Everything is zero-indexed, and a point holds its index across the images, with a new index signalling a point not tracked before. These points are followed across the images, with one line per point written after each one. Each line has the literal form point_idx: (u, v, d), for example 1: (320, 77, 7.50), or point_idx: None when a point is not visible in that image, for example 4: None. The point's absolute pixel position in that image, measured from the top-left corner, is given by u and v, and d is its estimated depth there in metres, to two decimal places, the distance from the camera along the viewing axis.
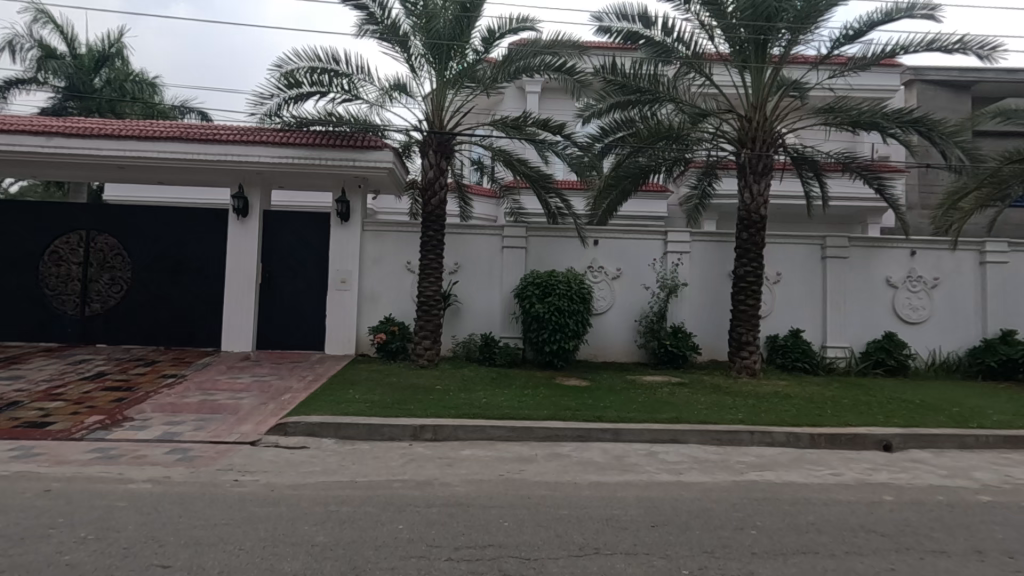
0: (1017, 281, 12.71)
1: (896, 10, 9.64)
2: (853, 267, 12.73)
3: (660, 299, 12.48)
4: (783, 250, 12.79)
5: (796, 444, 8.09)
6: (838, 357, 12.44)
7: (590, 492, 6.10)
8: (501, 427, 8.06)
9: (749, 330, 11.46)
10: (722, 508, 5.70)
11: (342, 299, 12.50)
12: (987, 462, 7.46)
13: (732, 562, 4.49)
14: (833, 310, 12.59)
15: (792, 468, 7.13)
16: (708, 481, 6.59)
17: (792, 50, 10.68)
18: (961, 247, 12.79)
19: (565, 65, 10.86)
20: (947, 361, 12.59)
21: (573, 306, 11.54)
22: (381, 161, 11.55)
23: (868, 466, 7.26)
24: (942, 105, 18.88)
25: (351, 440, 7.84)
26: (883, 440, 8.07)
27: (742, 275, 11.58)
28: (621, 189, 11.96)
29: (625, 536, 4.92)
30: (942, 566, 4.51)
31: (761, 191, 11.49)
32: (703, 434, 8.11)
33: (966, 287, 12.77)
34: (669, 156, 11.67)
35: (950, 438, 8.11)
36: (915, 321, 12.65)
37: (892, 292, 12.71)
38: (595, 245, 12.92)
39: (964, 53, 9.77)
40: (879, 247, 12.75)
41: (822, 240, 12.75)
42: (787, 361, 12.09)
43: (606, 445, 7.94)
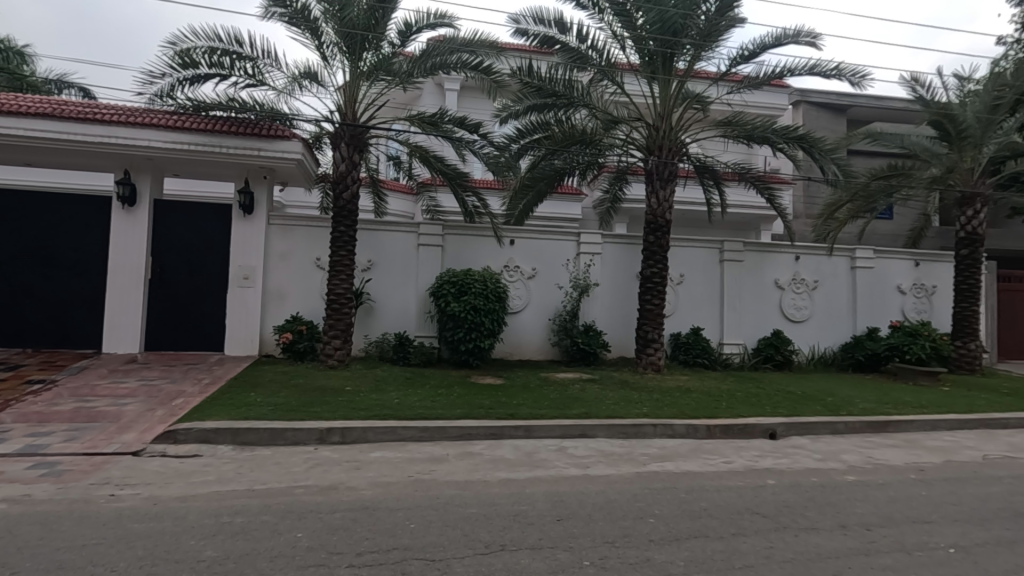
0: (882, 284, 14.34)
1: (784, 35, 10.52)
2: (747, 270, 13.78)
3: (573, 298, 12.86)
4: (686, 253, 13.59)
5: (695, 436, 8.62)
6: (732, 353, 13.43)
7: (499, 489, 6.15)
8: (413, 428, 7.93)
9: (654, 329, 12.06)
10: (624, 499, 5.95)
11: (244, 297, 11.75)
12: (855, 445, 8.34)
13: (631, 550, 4.70)
14: (729, 310, 13.57)
15: (690, 458, 7.59)
16: (613, 473, 6.87)
17: (695, 65, 11.29)
18: (837, 253, 14.22)
19: (481, 64, 10.82)
20: (825, 355, 13.94)
21: (488, 305, 11.56)
22: (289, 151, 10.97)
23: (756, 453, 7.89)
24: (824, 126, 20.93)
25: (250, 446, 7.39)
26: (769, 429, 8.79)
27: (648, 276, 12.17)
28: (537, 190, 12.24)
29: (531, 531, 5.01)
30: (813, 542, 4.98)
31: (667, 197, 12.10)
32: (610, 428, 8.45)
33: (841, 289, 14.21)
34: (583, 160, 12.06)
35: (825, 425, 8.99)
36: (799, 319, 13.92)
37: (780, 293, 13.91)
38: (511, 245, 13.04)
39: (840, 79, 10.86)
40: (769, 252, 13.88)
41: (720, 244, 13.69)
42: (688, 357, 12.89)
43: (518, 442, 8.04)
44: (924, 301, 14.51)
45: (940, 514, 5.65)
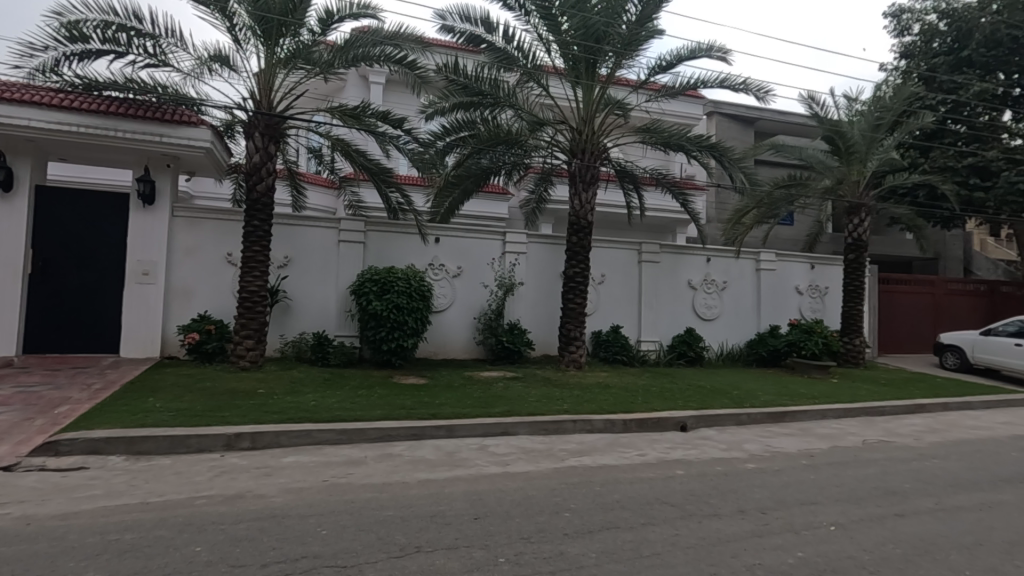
0: (782, 285, 15.52)
1: (698, 49, 11.12)
2: (663, 271, 14.46)
3: (498, 297, 12.96)
4: (607, 253, 14.06)
5: (612, 430, 8.93)
6: (649, 350, 14.05)
7: (417, 490, 6.08)
8: (329, 430, 7.67)
9: (576, 327, 12.38)
10: (542, 495, 6.07)
11: (144, 294, 10.87)
12: (755, 435, 8.97)
13: (546, 545, 4.80)
14: (646, 309, 14.17)
15: (606, 452, 7.87)
16: (532, 470, 6.98)
17: (617, 72, 11.67)
18: (744, 256, 15.23)
19: (406, 59, 10.51)
20: (732, 351, 14.90)
21: (411, 303, 11.37)
22: (196, 139, 10.26)
23: (667, 445, 8.30)
24: (734, 136, 22.32)
25: (147, 455, 6.84)
26: (680, 422, 9.27)
27: (571, 275, 12.47)
28: (463, 188, 12.30)
29: (448, 531, 4.99)
30: (715, 527, 5.31)
31: (589, 199, 12.44)
32: (532, 425, 8.59)
33: (747, 289, 15.23)
34: (509, 160, 12.17)
35: (730, 417, 9.61)
36: (710, 317, 14.79)
37: (692, 293, 14.72)
38: (436, 242, 12.92)
39: (747, 93, 11.62)
40: (684, 254, 14.63)
41: (639, 245, 14.26)
42: (608, 354, 13.35)
43: (439, 442, 7.98)
44: (818, 301, 15.86)
45: (825, 495, 6.20)
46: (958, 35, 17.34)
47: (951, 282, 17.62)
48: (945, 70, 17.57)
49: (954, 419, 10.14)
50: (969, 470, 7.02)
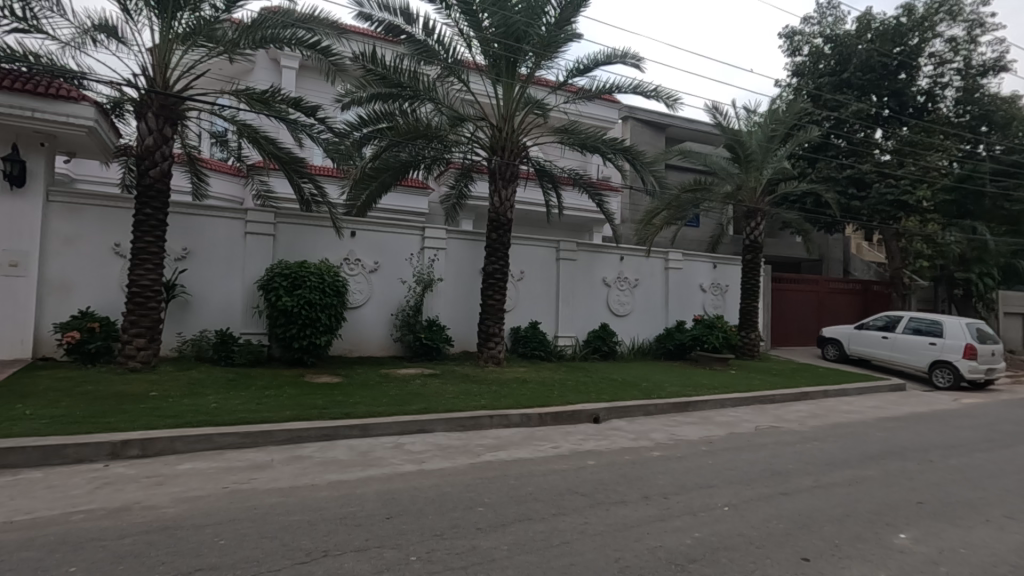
0: (688, 283, 16.51)
1: (614, 55, 11.53)
2: (579, 268, 14.90)
3: (417, 293, 12.79)
4: (525, 250, 14.27)
5: (528, 424, 9.10)
6: (566, 345, 14.45)
7: (327, 492, 5.88)
8: (232, 434, 7.22)
9: (495, 323, 12.48)
10: (456, 491, 6.07)
11: (13, 288, 9.68)
12: (662, 424, 9.49)
13: (458, 540, 4.81)
14: (563, 305, 14.55)
15: (522, 446, 8.00)
16: (448, 466, 6.97)
17: (537, 72, 11.82)
18: (654, 255, 16.04)
19: (320, 44, 10.03)
20: (643, 346, 15.65)
21: (325, 299, 10.92)
22: (78, 115, 9.22)
23: (580, 437, 8.58)
24: (646, 141, 23.40)
25: (14, 468, 6.11)
26: (593, 414, 9.62)
27: (490, 272, 12.54)
28: (381, 182, 12.01)
29: (358, 533, 4.87)
30: (621, 513, 5.56)
31: (509, 196, 12.56)
32: (449, 422, 8.56)
33: (657, 286, 16.05)
34: (429, 154, 12.02)
35: (639, 408, 10.10)
36: (623, 313, 15.44)
37: (607, 290, 15.30)
38: (352, 237, 12.54)
39: (658, 100, 12.20)
40: (599, 253, 15.17)
41: (557, 243, 14.60)
42: (527, 350, 13.60)
43: (353, 442, 7.76)
44: (720, 298, 17.02)
45: (720, 478, 6.68)
46: (840, 58, 19.23)
47: (832, 281, 19.53)
48: (829, 90, 19.40)
49: (832, 405, 11.27)
50: (842, 450, 7.83)
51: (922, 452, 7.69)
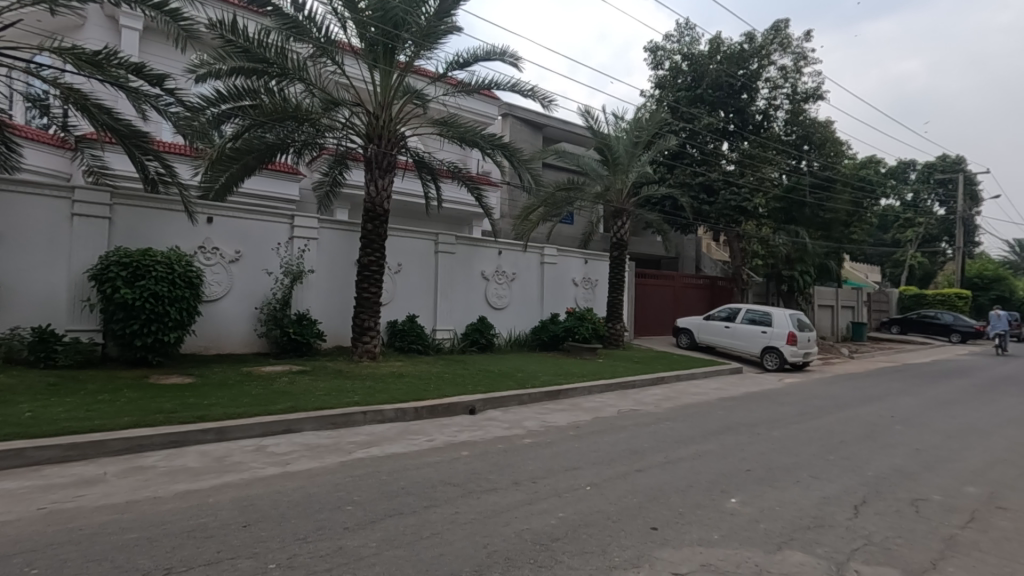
0: (561, 278, 17.33)
1: (493, 52, 11.70)
2: (458, 262, 14.97)
3: (285, 285, 12.01)
4: (403, 242, 14.03)
5: (403, 419, 8.99)
6: (444, 338, 14.47)
7: (173, 504, 5.33)
8: (52, 447, 6.25)
9: (370, 317, 12.10)
10: (323, 491, 5.82)
11: None
12: (534, 412, 9.90)
13: (323, 542, 4.63)
14: (441, 298, 14.54)
15: (396, 441, 7.88)
16: (315, 467, 6.65)
17: (416, 61, 11.58)
18: (530, 250, 16.61)
19: (168, 5, 8.93)
20: (519, 338, 16.15)
21: (174, 291, 9.80)
22: None
23: (455, 429, 8.66)
24: (524, 139, 24.06)
25: None
26: (469, 406, 9.75)
27: (365, 264, 12.14)
28: (244, 164, 11.06)
29: (208, 545, 4.48)
30: (491, 501, 5.72)
31: (386, 186, 12.22)
32: (317, 421, 8.18)
33: (532, 281, 16.64)
34: (299, 137, 11.30)
35: (514, 398, 10.43)
36: (500, 306, 15.80)
37: (485, 284, 15.55)
38: (208, 223, 11.42)
39: (535, 100, 12.60)
40: (477, 246, 15.37)
41: (435, 236, 14.53)
42: (404, 344, 13.39)
43: (206, 447, 7.11)
44: (590, 292, 18.09)
45: (584, 460, 7.14)
46: (695, 76, 21.33)
47: (686, 277, 21.66)
48: (686, 103, 21.43)
49: (683, 388, 12.53)
50: (688, 428, 8.75)
51: (752, 426, 8.84)
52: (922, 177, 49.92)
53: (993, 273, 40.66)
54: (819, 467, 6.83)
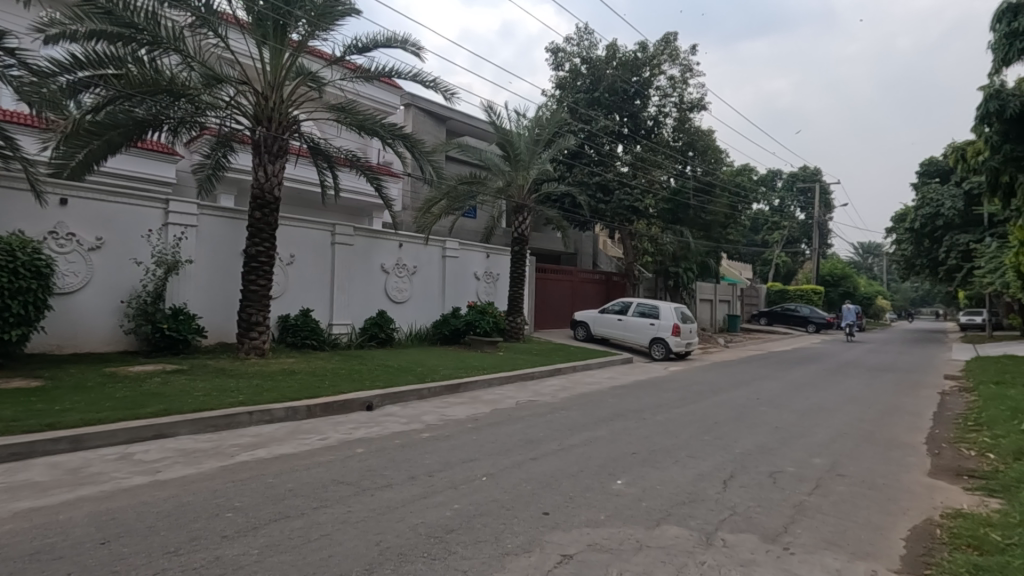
0: (463, 271, 17.34)
1: (394, 39, 11.40)
2: (356, 254, 14.46)
3: (157, 277, 10.89)
4: (296, 232, 13.31)
5: (293, 418, 8.55)
6: (341, 333, 13.92)
7: (12, 525, 4.67)
8: None
9: (259, 311, 11.34)
10: (200, 499, 5.39)
11: None
12: (433, 406, 9.84)
13: (197, 554, 4.29)
14: (338, 291, 13.98)
15: (285, 441, 7.47)
16: (191, 473, 6.14)
17: (310, 41, 10.98)
18: (431, 244, 16.45)
19: None
20: (420, 332, 15.96)
21: (16, 283, 8.53)
22: None
23: (350, 426, 8.39)
24: (427, 131, 23.71)
25: None
26: (366, 402, 9.48)
27: (252, 255, 11.34)
28: (107, 141, 9.87)
29: (56, 568, 3.98)
30: (385, 497, 5.61)
31: (276, 172, 11.46)
32: (195, 424, 7.55)
33: (433, 274, 16.50)
34: (176, 114, 10.29)
35: (413, 392, 10.30)
36: (400, 300, 15.50)
37: (384, 277, 15.17)
38: (61, 205, 10.08)
39: (437, 91, 12.46)
40: (377, 238, 14.96)
41: (332, 227, 13.92)
42: (296, 339, 12.71)
43: (58, 458, 6.30)
44: (491, 286, 18.28)
45: (481, 451, 7.22)
46: (592, 79, 22.28)
47: (583, 272, 22.59)
48: (584, 105, 22.30)
49: (579, 378, 13.07)
50: (582, 416, 9.16)
51: (639, 412, 9.44)
52: (787, 185, 55.92)
53: (841, 271, 46.61)
54: (696, 447, 7.45)
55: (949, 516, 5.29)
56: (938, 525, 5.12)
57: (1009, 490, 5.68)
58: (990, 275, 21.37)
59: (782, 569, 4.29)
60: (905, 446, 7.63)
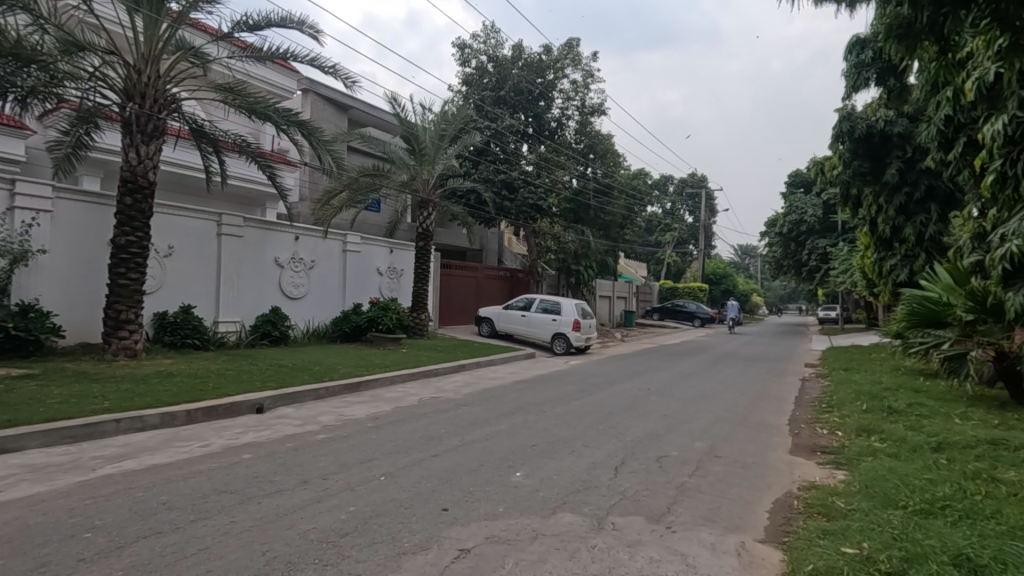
0: (364, 267, 16.78)
1: (289, 19, 10.75)
2: (245, 246, 13.49)
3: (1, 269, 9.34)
4: (175, 222, 12.17)
5: (170, 424, 7.82)
6: (228, 332, 12.93)
7: None
8: None
9: (130, 308, 10.23)
10: (51, 520, 4.77)
11: None
12: (330, 407, 9.44)
13: None
14: (225, 286, 12.97)
15: (159, 450, 6.81)
16: (41, 491, 5.41)
17: (192, 13, 10.07)
18: (330, 237, 15.76)
19: None
20: (318, 329, 15.24)
21: None
22: None
23: (237, 430, 7.83)
24: (327, 119, 22.65)
25: None
26: (256, 404, 8.90)
27: (122, 245, 10.20)
28: None
29: None
30: (274, 504, 5.31)
31: (150, 154, 10.38)
32: (48, 435, 6.67)
33: (332, 269, 15.81)
34: (24, 82, 8.99)
35: (309, 392, 9.83)
36: (296, 296, 14.69)
37: (278, 271, 14.30)
38: None
39: (336, 78, 11.92)
40: (270, 230, 14.06)
41: (218, 217, 12.87)
42: (176, 338, 11.62)
43: None
44: (395, 282, 17.88)
45: (380, 450, 7.05)
46: (498, 78, 22.57)
47: (488, 269, 22.77)
48: (490, 102, 22.49)
49: (482, 374, 13.18)
50: (484, 411, 9.25)
51: (539, 405, 9.71)
52: (678, 190, 60.13)
53: (723, 271, 50.99)
54: (591, 436, 7.80)
55: (804, 487, 5.98)
56: (795, 497, 5.77)
57: (852, 462, 6.53)
58: (843, 275, 24.41)
59: (665, 546, 4.61)
60: (772, 427, 8.52)
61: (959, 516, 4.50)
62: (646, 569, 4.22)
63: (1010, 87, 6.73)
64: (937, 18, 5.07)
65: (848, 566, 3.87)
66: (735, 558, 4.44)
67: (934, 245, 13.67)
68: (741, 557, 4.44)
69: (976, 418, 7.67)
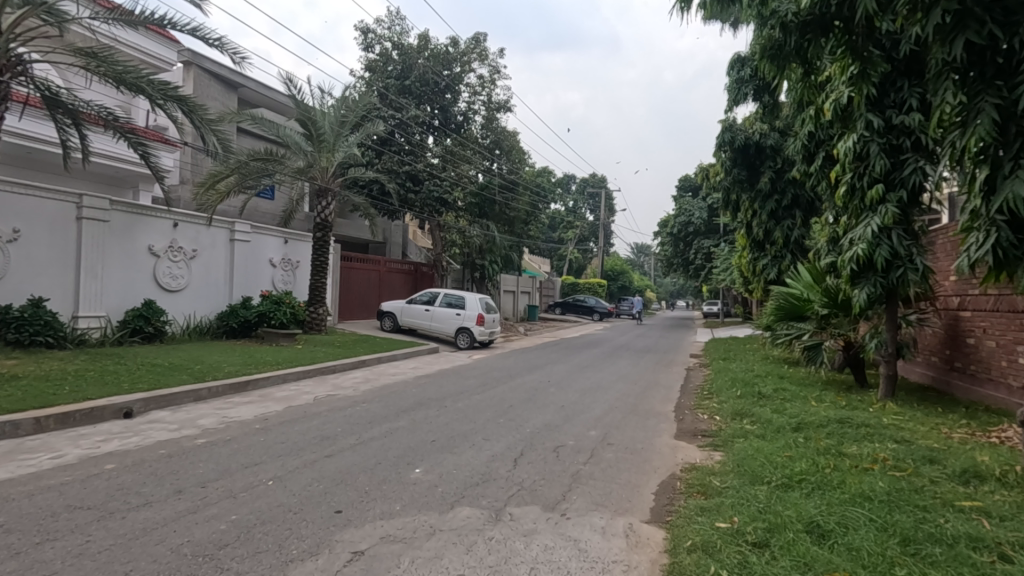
0: (254, 257, 15.65)
1: None
2: (112, 232, 12.07)
3: None
4: (22, 202, 10.61)
5: (12, 434, 6.81)
6: (90, 329, 11.50)
7: None
8: None
9: None
10: None
11: None
12: (213, 408, 8.72)
13: None
14: (86, 276, 11.53)
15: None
16: None
17: None
18: (215, 225, 14.53)
19: None
20: (200, 325, 13.98)
21: None
22: None
23: (99, 438, 6.98)
24: (212, 96, 20.79)
25: None
26: (123, 408, 7.99)
27: None
28: None
29: None
30: (141, 518, 4.79)
31: None
32: None
33: (217, 260, 14.57)
34: None
35: (188, 394, 9.01)
36: (173, 288, 13.39)
37: (153, 261, 12.96)
38: None
39: (221, 52, 10.95)
40: (142, 215, 12.68)
41: (77, 198, 11.39)
42: (22, 335, 10.12)
43: None
44: (289, 274, 16.88)
45: (268, 453, 6.62)
46: (403, 67, 22.03)
47: (391, 262, 22.17)
48: (395, 91, 21.91)
49: (382, 370, 12.83)
50: (382, 408, 9.00)
51: (440, 400, 9.64)
52: (580, 190, 62.45)
53: (619, 268, 53.83)
54: (491, 430, 7.86)
55: (686, 469, 6.44)
56: (677, 478, 6.21)
57: (727, 443, 7.16)
58: (724, 273, 26.67)
59: (559, 533, 4.76)
60: (659, 414, 9.10)
61: (812, 487, 5.09)
62: (540, 557, 4.33)
63: (859, 110, 7.69)
64: (802, 43, 5.63)
65: (721, 539, 4.23)
66: (623, 539, 4.68)
67: (798, 248, 15.26)
68: (629, 538, 4.69)
69: (828, 400, 8.70)
